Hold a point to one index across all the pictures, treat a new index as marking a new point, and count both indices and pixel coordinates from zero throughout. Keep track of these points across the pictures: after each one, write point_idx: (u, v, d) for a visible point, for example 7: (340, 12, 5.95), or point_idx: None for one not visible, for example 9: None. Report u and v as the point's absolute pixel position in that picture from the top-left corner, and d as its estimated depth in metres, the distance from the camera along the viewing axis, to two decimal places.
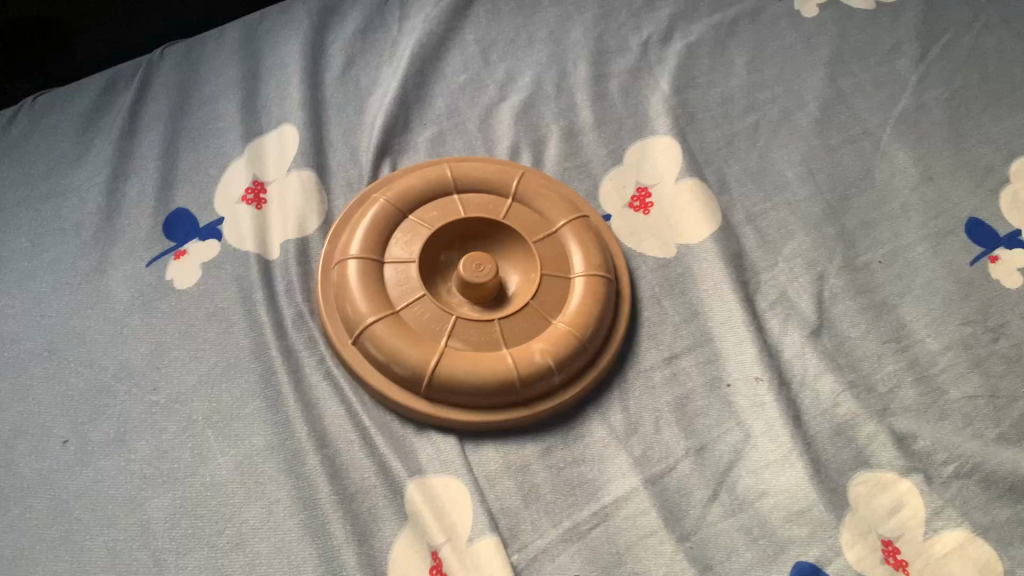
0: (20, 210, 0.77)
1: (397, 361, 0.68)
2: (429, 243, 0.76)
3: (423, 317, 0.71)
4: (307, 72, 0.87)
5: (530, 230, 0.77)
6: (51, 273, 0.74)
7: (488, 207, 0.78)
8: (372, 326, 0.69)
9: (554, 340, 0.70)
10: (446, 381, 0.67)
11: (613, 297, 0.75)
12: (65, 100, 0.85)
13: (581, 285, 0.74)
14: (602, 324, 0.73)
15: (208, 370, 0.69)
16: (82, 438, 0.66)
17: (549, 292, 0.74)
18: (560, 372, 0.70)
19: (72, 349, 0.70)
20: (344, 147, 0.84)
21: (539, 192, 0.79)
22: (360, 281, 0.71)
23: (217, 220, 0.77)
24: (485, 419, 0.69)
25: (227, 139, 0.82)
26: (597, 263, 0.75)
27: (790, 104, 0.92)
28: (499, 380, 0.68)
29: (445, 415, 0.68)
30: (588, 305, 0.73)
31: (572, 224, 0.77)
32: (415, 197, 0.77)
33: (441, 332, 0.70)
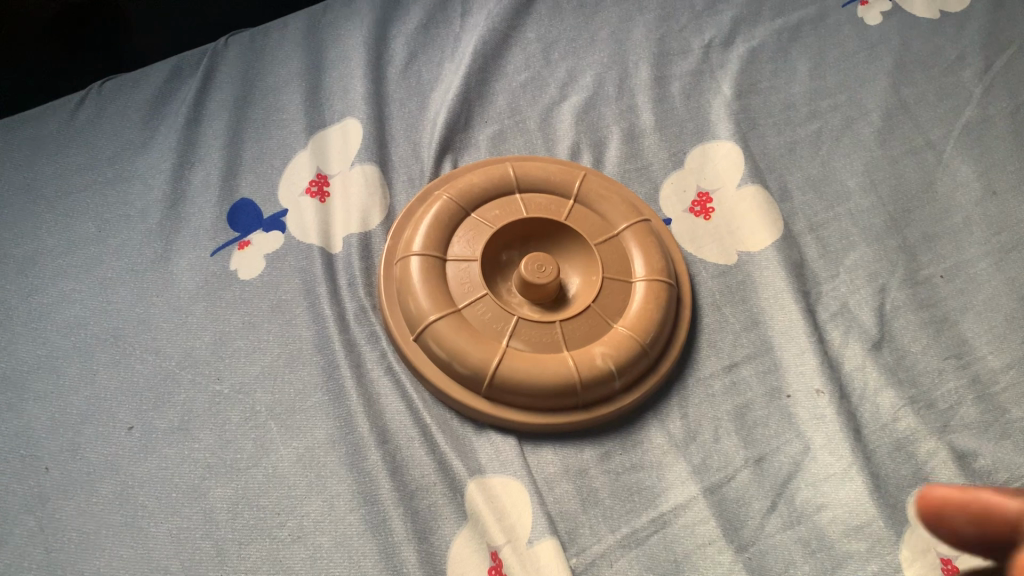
0: (87, 195, 0.78)
1: (458, 359, 0.67)
2: (490, 241, 0.75)
3: (485, 316, 0.70)
4: (370, 65, 0.87)
5: (591, 232, 0.77)
6: (118, 259, 0.74)
7: (549, 207, 0.78)
8: (434, 323, 0.69)
9: (616, 345, 0.70)
10: (508, 381, 0.67)
11: (674, 303, 0.75)
12: (131, 86, 0.86)
13: (642, 289, 0.74)
14: (663, 330, 0.73)
15: (271, 361, 0.70)
16: (147, 424, 0.66)
17: (610, 295, 0.73)
18: (621, 377, 0.70)
19: (137, 336, 0.70)
20: (406, 142, 0.84)
21: (601, 194, 0.79)
22: (423, 277, 0.71)
23: (281, 212, 0.78)
24: (544, 421, 0.69)
25: (291, 131, 0.83)
26: (658, 268, 0.75)
27: (852, 113, 0.91)
28: (561, 382, 0.67)
29: (504, 415, 0.68)
30: (649, 310, 0.72)
31: (633, 228, 0.77)
32: (477, 195, 0.77)
33: (502, 331, 0.70)
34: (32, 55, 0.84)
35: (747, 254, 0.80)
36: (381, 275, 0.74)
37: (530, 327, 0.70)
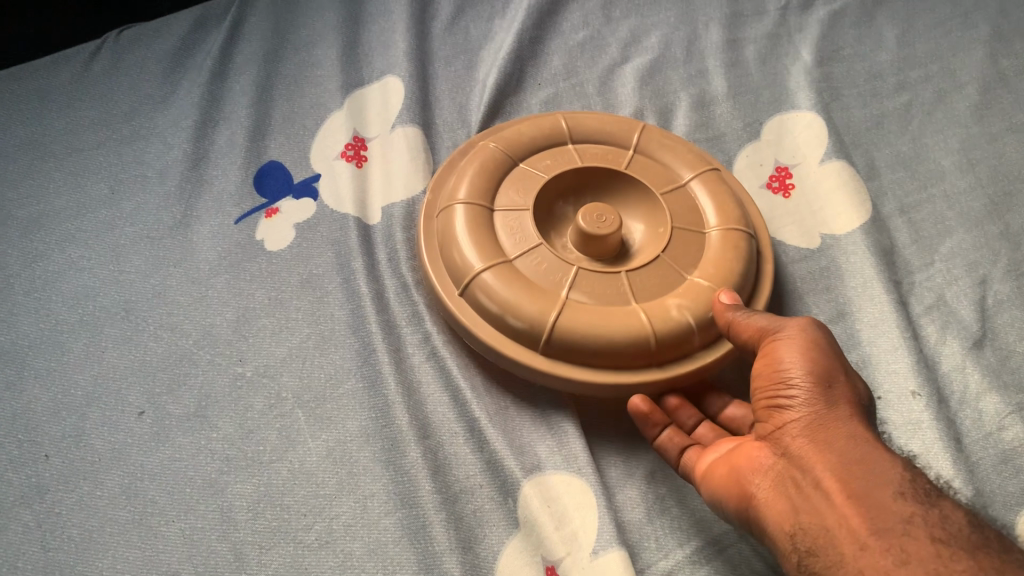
0: (101, 153, 0.70)
1: (512, 312, 0.58)
2: (542, 192, 0.67)
3: (541, 267, 0.61)
4: (413, 19, 0.79)
5: (656, 182, 0.68)
6: (131, 224, 0.67)
7: (605, 156, 0.70)
8: (482, 275, 0.60)
9: (691, 296, 0.60)
10: (571, 334, 0.57)
11: (752, 255, 0.65)
12: (151, 35, 0.78)
13: (716, 240, 0.65)
14: (745, 283, 0.63)
15: (300, 343, 0.62)
16: (160, 409, 0.59)
17: (681, 246, 0.64)
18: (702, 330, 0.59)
19: (151, 310, 0.63)
20: (452, 104, 0.76)
21: (662, 144, 0.71)
22: (469, 228, 0.62)
23: (314, 178, 0.70)
24: (616, 381, 0.58)
25: (327, 89, 0.75)
26: (733, 217, 0.66)
27: (946, 84, 0.81)
28: (635, 337, 0.57)
29: (568, 376, 0.58)
30: (728, 258, 0.63)
31: (705, 180, 0.68)
32: (523, 145, 0.69)
33: (561, 281, 0.60)
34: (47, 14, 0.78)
35: (831, 238, 0.72)
36: (423, 229, 0.66)
37: (592, 277, 0.61)
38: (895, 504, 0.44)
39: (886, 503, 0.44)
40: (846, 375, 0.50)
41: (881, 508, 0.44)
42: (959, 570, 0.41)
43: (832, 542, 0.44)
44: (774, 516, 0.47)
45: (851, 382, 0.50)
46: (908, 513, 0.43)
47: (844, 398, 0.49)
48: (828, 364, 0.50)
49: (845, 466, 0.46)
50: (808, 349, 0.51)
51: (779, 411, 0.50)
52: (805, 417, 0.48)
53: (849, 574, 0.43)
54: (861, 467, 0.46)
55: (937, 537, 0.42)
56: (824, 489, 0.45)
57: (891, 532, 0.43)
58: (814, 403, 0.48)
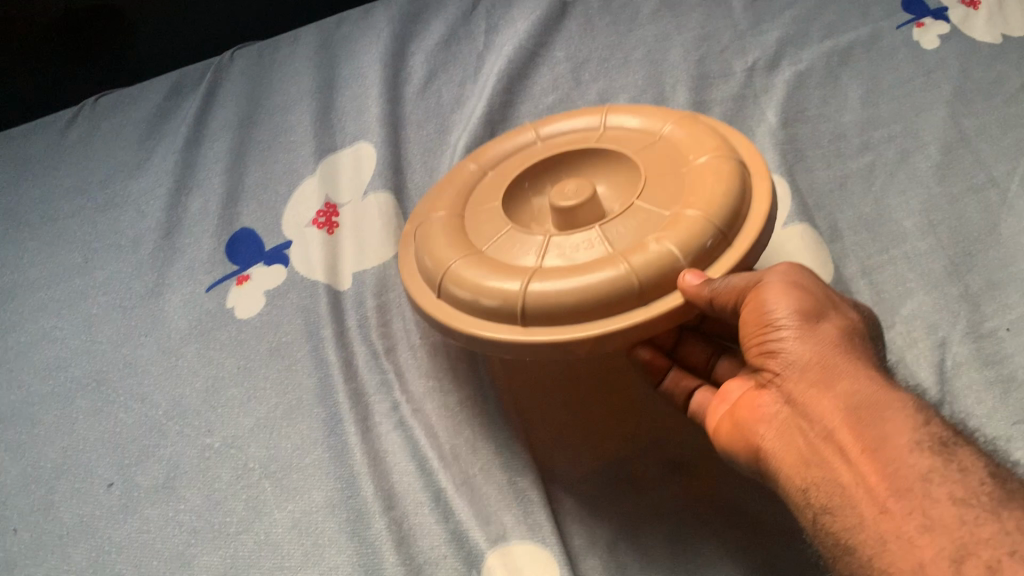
0: (76, 222, 0.75)
1: (483, 291, 0.52)
2: (515, 188, 0.62)
3: (514, 246, 0.56)
4: (386, 84, 0.81)
5: (631, 145, 0.61)
6: (104, 293, 0.70)
7: (577, 142, 0.64)
8: (451, 268, 0.55)
9: (669, 229, 0.51)
10: (543, 292, 0.50)
11: (745, 178, 0.55)
12: (127, 104, 0.84)
13: (694, 171, 0.56)
14: (737, 201, 0.53)
15: (268, 413, 0.63)
16: (129, 481, 0.60)
17: (661, 190, 0.56)
18: (693, 263, 0.50)
19: (123, 380, 0.65)
20: (423, 167, 0.77)
21: (633, 109, 0.65)
22: (445, 231, 0.58)
23: (286, 244, 0.72)
24: (605, 329, 0.49)
25: (299, 155, 0.77)
26: (710, 142, 0.57)
27: (909, 144, 0.81)
28: (609, 280, 0.49)
29: (552, 340, 0.49)
30: (713, 179, 0.54)
31: (680, 122, 0.61)
32: (492, 158, 0.65)
33: (535, 257, 0.54)
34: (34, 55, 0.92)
35: None
36: (403, 254, 0.61)
37: (568, 244, 0.54)
38: (911, 455, 0.40)
39: (903, 455, 0.41)
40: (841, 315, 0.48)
41: (896, 463, 0.40)
42: (987, 538, 0.36)
43: (847, 504, 0.41)
44: (785, 469, 0.45)
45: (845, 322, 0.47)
46: (931, 466, 0.40)
47: (839, 334, 0.46)
48: (815, 301, 0.48)
49: (850, 409, 0.43)
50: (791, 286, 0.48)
51: (771, 357, 0.47)
52: (800, 356, 0.46)
53: (870, 540, 0.39)
54: (867, 410, 0.43)
55: (960, 500, 0.38)
56: (833, 438, 0.43)
57: (911, 492, 0.39)
58: (805, 343, 0.46)
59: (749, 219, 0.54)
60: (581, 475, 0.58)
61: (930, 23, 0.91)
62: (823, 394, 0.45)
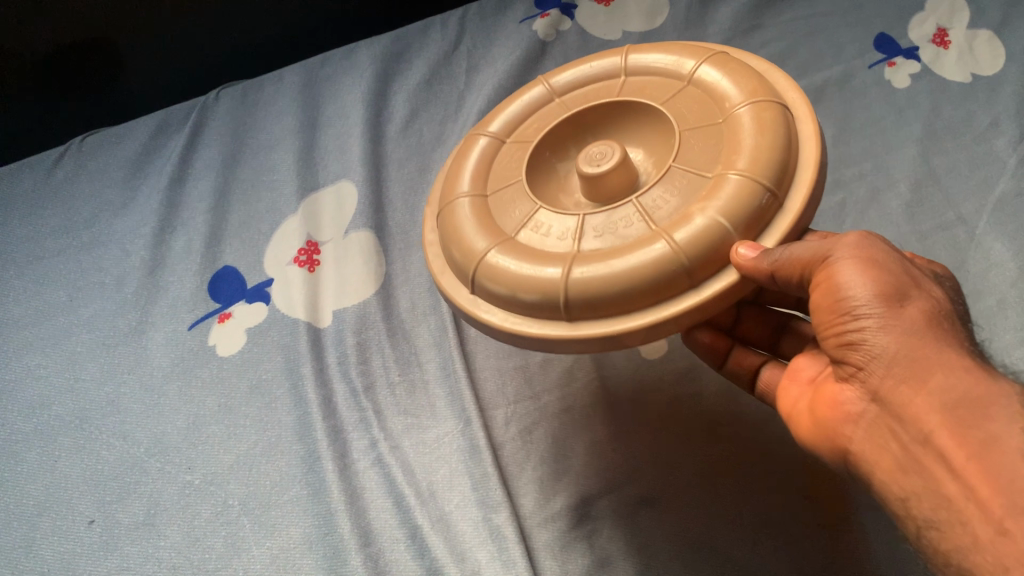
0: (62, 260, 0.78)
1: (519, 285, 0.46)
2: (537, 156, 0.55)
3: (546, 230, 0.49)
4: (368, 124, 0.83)
5: (659, 91, 0.53)
6: (89, 331, 0.73)
7: (598, 94, 0.56)
8: (485, 258, 0.48)
9: (714, 194, 0.44)
10: (584, 282, 0.44)
11: (789, 121, 0.47)
12: (114, 142, 0.88)
13: (733, 119, 0.47)
14: (783, 153, 0.45)
15: (247, 450, 0.64)
16: (109, 518, 0.62)
17: (698, 143, 0.48)
18: (745, 233, 0.44)
19: (104, 418, 0.67)
20: (404, 205, 0.78)
21: (657, 46, 0.55)
22: (474, 215, 0.52)
23: (267, 281, 0.73)
24: (659, 322, 0.43)
25: (282, 194, 0.79)
26: (747, 81, 0.48)
27: (880, 182, 0.77)
28: (658, 265, 0.43)
29: (600, 334, 0.44)
30: (761, 129, 0.46)
31: (712, 57, 0.52)
32: (509, 120, 0.57)
33: (570, 237, 0.48)
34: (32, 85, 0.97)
35: None
36: (428, 240, 0.56)
37: (603, 219, 0.48)
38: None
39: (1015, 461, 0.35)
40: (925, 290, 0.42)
41: (1009, 471, 0.35)
42: None
43: (956, 520, 0.37)
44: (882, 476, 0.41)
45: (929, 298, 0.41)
46: None
47: (927, 315, 0.40)
48: (897, 278, 0.42)
49: (949, 408, 0.38)
50: (869, 262, 0.42)
51: (851, 347, 0.42)
52: (885, 348, 0.40)
53: (988, 564, 0.35)
54: (969, 406, 0.38)
55: None
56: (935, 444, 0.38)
57: None
58: (889, 328, 0.40)
59: (799, 166, 0.46)
60: (554, 512, 0.59)
61: (902, 59, 0.84)
62: (915, 390, 0.39)
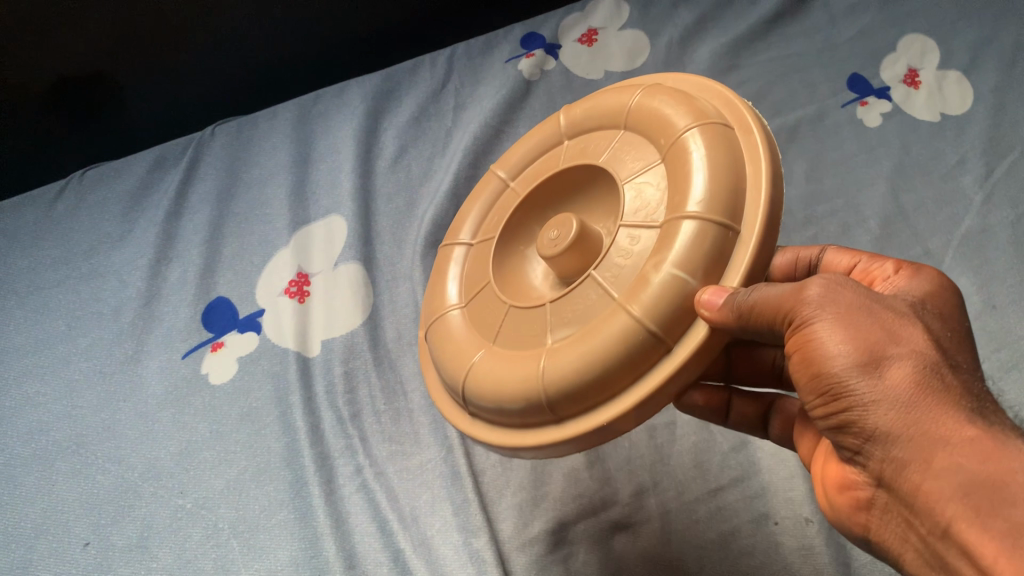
0: (62, 290, 0.82)
1: (503, 397, 0.46)
2: (505, 250, 0.56)
3: (518, 327, 0.49)
4: (359, 159, 0.86)
5: (599, 143, 0.53)
6: (86, 359, 0.76)
7: (543, 166, 0.57)
8: (472, 375, 0.49)
9: (664, 244, 0.43)
10: (556, 377, 0.43)
11: (727, 137, 0.46)
12: (113, 176, 0.92)
13: (671, 156, 0.46)
14: (730, 173, 0.44)
15: (238, 475, 0.67)
16: (104, 541, 0.64)
17: (648, 191, 0.47)
18: (704, 277, 0.42)
19: (100, 443, 0.70)
20: (392, 239, 0.81)
21: (586, 103, 0.56)
22: (463, 328, 0.53)
23: (258, 312, 0.76)
24: (638, 401, 0.42)
25: (274, 227, 0.83)
26: (674, 112, 0.48)
27: (850, 219, 0.79)
28: (623, 347, 0.42)
29: (591, 426, 0.43)
30: (695, 166, 0.44)
31: (638, 94, 0.51)
32: (471, 222, 0.59)
33: (540, 328, 0.47)
34: (35, 115, 1.01)
35: None
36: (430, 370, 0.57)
37: (567, 299, 0.47)
38: None
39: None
40: (911, 344, 0.37)
41: None
42: None
43: None
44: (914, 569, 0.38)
45: (915, 352, 0.37)
46: None
47: (918, 375, 0.36)
48: (876, 332, 0.38)
49: (962, 494, 0.34)
50: (845, 316, 0.38)
51: (842, 425, 0.38)
52: (879, 426, 0.36)
53: None
54: (985, 488, 0.33)
55: None
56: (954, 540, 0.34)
57: None
58: (877, 404, 0.36)
59: (750, 183, 0.44)
60: (532, 536, 0.62)
61: (875, 98, 0.86)
62: (922, 473, 0.35)
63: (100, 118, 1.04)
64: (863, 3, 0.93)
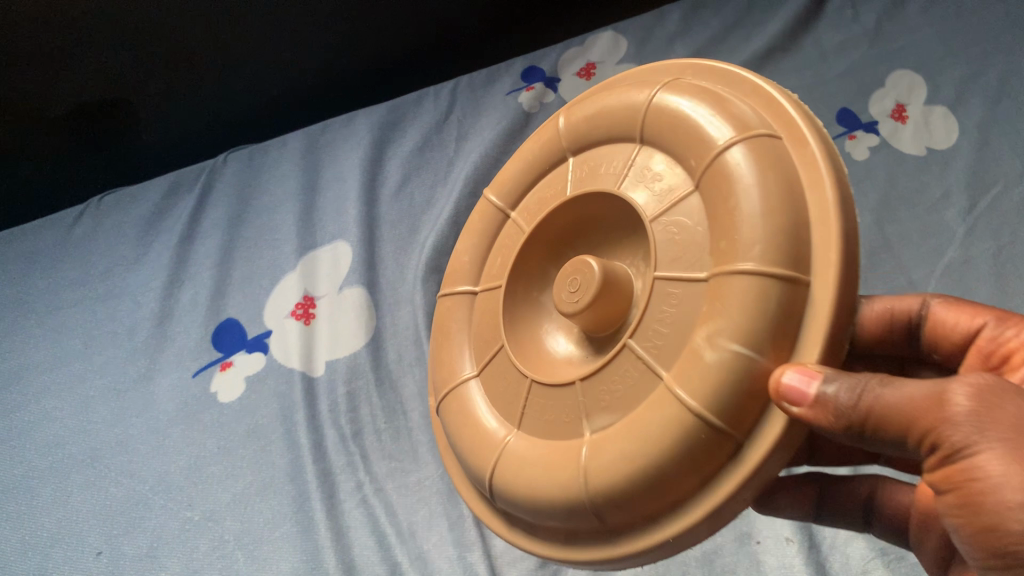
0: (80, 311, 0.86)
1: (544, 502, 0.44)
2: (520, 304, 0.55)
3: (551, 411, 0.47)
4: (364, 187, 0.90)
5: (617, 165, 0.50)
6: (101, 377, 0.80)
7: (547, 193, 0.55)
8: (503, 470, 0.47)
9: (721, 309, 0.39)
10: (601, 485, 0.41)
11: (776, 150, 0.42)
12: (130, 202, 0.97)
13: (707, 178, 0.43)
14: (790, 204, 0.40)
15: (244, 489, 0.70)
16: (115, 549, 0.68)
17: (684, 225, 0.44)
18: (774, 350, 0.38)
19: (113, 457, 0.74)
20: (395, 265, 0.84)
21: (589, 117, 0.53)
22: (491, 411, 0.51)
23: (266, 332, 0.80)
24: (705, 512, 0.39)
25: (282, 252, 0.87)
26: (705, 123, 0.44)
27: None
28: (674, 452, 0.39)
29: (653, 540, 0.41)
30: (739, 199, 0.41)
31: (657, 95, 0.48)
32: (471, 270, 0.59)
33: (575, 416, 0.45)
34: (57, 142, 1.06)
35: None
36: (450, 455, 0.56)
37: (608, 374, 0.44)
38: None
39: None
40: None
41: None
42: None
43: None
44: None
45: None
46: None
47: None
48: None
49: None
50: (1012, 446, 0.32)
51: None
52: None
53: None
54: None
55: None
56: None
57: None
58: None
59: (816, 215, 0.41)
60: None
61: (863, 132, 0.86)
62: None
63: (118, 147, 1.09)
64: (854, 38, 0.93)
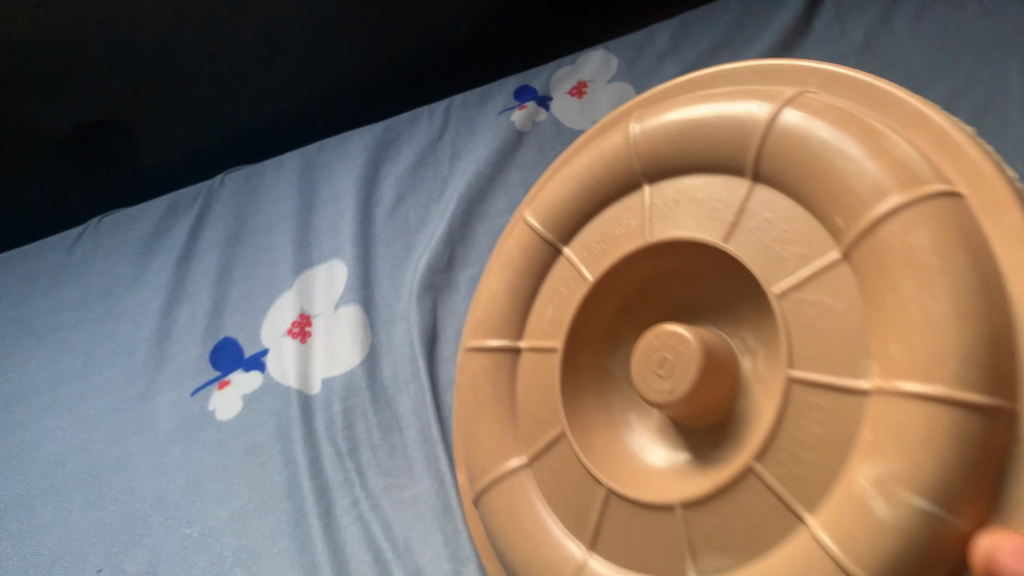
0: (80, 331, 0.88)
1: None
2: (584, 392, 0.57)
3: (654, 525, 0.49)
4: (359, 207, 0.91)
5: (724, 208, 0.51)
6: (101, 396, 0.81)
7: (628, 241, 0.55)
8: None
9: (895, 449, 0.39)
10: None
11: (953, 210, 0.43)
12: (129, 223, 0.98)
13: (862, 246, 0.44)
14: (977, 311, 0.40)
15: (242, 505, 0.71)
16: (116, 566, 0.70)
17: (826, 301, 0.45)
18: (955, 497, 0.39)
19: (112, 475, 0.75)
20: (390, 282, 0.85)
21: (683, 167, 0.54)
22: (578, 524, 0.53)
23: (262, 351, 0.81)
24: None
25: (279, 271, 0.88)
26: (850, 182, 0.45)
27: None
28: None
29: None
30: (922, 292, 0.41)
31: (778, 134, 0.49)
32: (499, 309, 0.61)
33: (681, 543, 0.47)
34: (58, 164, 1.08)
35: None
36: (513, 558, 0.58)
37: (727, 503, 0.46)
38: None
39: None
40: None
41: None
42: None
43: None
44: None
45: None
46: None
47: None
48: None
49: None
50: None
51: None
52: None
53: None
54: None
55: None
56: None
57: None
58: None
59: (989, 284, 0.42)
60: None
61: None
62: None
63: (117, 169, 1.10)
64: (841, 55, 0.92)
